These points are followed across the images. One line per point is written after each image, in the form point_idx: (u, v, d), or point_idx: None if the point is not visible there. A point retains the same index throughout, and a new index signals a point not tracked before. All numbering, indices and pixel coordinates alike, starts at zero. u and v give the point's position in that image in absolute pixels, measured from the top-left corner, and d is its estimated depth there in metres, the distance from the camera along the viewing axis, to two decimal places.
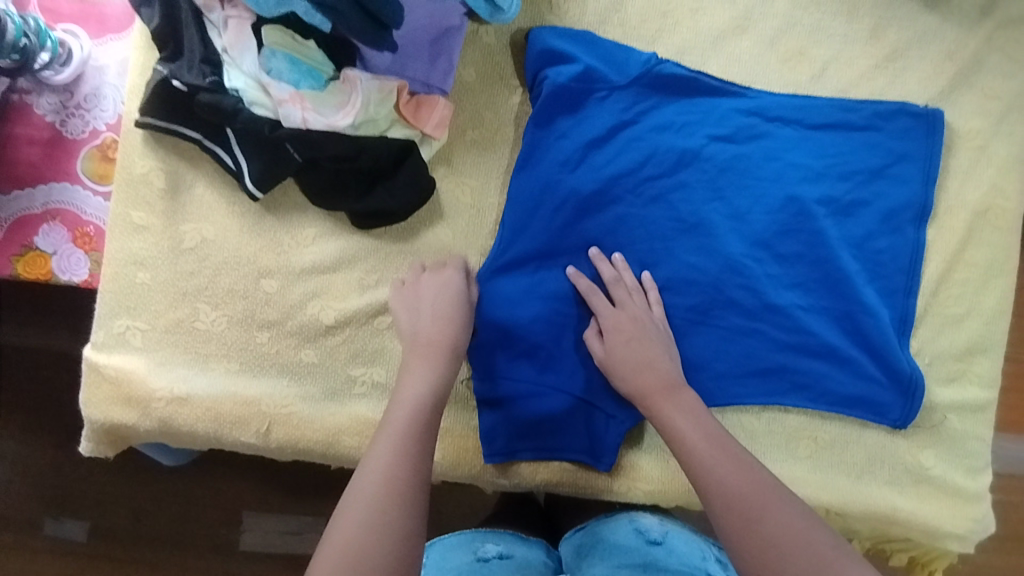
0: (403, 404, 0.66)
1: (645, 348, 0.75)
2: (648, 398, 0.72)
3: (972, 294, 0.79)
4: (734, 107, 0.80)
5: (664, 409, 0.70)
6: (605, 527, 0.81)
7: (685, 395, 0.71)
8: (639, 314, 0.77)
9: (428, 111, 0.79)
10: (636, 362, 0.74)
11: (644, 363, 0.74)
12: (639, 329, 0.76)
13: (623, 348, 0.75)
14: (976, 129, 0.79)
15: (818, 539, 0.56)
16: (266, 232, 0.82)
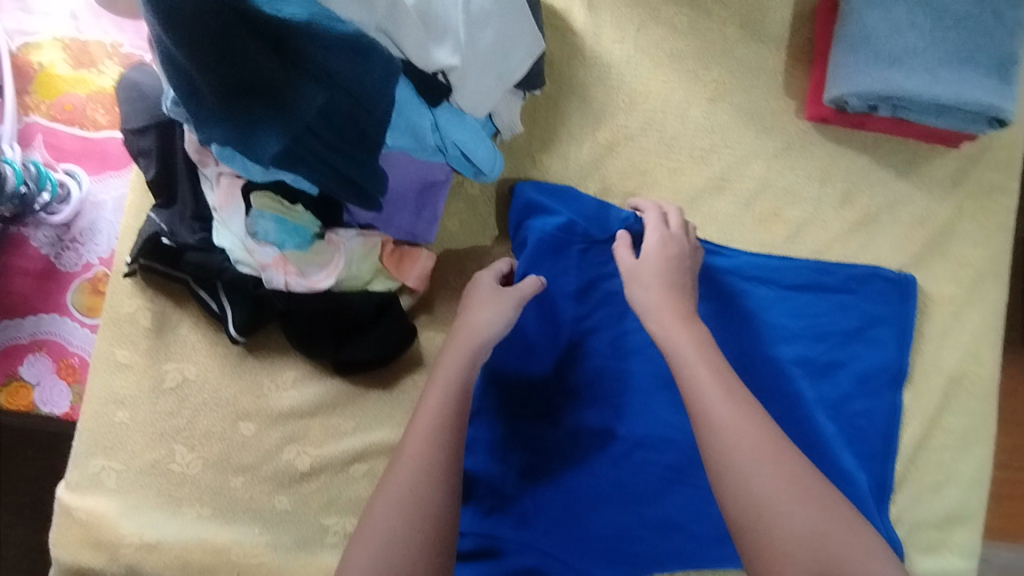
0: (427, 420, 0.65)
1: (673, 273, 0.73)
2: (662, 316, 0.69)
3: (949, 461, 0.79)
4: (712, 266, 0.82)
5: (672, 329, 0.67)
6: None
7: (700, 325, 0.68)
8: (678, 256, 0.74)
9: (410, 262, 0.81)
10: (663, 274, 0.73)
11: (670, 279, 0.72)
12: (666, 269, 0.73)
13: (659, 264, 0.73)
14: (948, 295, 0.80)
15: (846, 563, 0.52)
16: (246, 374, 0.83)
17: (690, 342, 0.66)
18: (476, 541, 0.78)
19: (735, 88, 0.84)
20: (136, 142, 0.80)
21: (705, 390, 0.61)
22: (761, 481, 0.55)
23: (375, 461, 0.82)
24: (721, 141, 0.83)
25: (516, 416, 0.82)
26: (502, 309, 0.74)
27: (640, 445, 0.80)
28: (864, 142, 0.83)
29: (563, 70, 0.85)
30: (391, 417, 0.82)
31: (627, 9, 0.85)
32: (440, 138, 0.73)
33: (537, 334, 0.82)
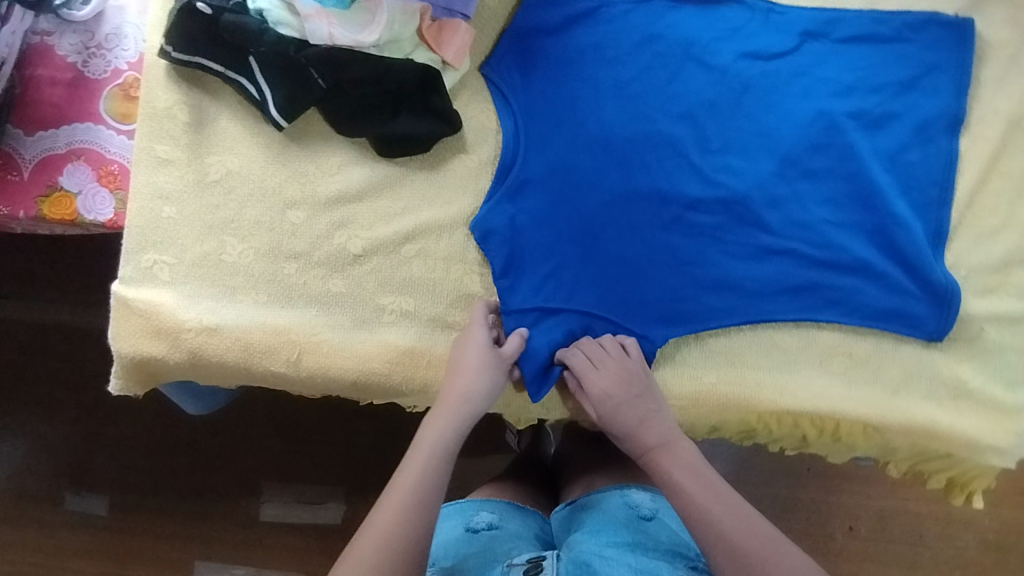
0: (403, 489, 0.65)
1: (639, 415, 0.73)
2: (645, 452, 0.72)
3: (1007, 204, 0.77)
4: (764, 24, 0.80)
5: (674, 466, 0.70)
6: (600, 499, 0.85)
7: (683, 447, 0.71)
8: (627, 386, 0.74)
9: (450, 35, 0.78)
10: (626, 416, 0.73)
11: (638, 426, 0.72)
12: (623, 404, 0.73)
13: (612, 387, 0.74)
14: (1006, 38, 0.78)
15: None
16: (290, 162, 0.82)
17: (702, 468, 0.70)
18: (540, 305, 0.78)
19: None
20: None
21: (699, 498, 0.67)
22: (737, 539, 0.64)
23: (427, 240, 0.82)
24: None
25: (563, 187, 0.80)
26: (492, 378, 0.74)
27: (689, 207, 0.79)
28: None
29: None
30: (441, 196, 0.81)
31: None
32: None
33: (581, 103, 0.80)
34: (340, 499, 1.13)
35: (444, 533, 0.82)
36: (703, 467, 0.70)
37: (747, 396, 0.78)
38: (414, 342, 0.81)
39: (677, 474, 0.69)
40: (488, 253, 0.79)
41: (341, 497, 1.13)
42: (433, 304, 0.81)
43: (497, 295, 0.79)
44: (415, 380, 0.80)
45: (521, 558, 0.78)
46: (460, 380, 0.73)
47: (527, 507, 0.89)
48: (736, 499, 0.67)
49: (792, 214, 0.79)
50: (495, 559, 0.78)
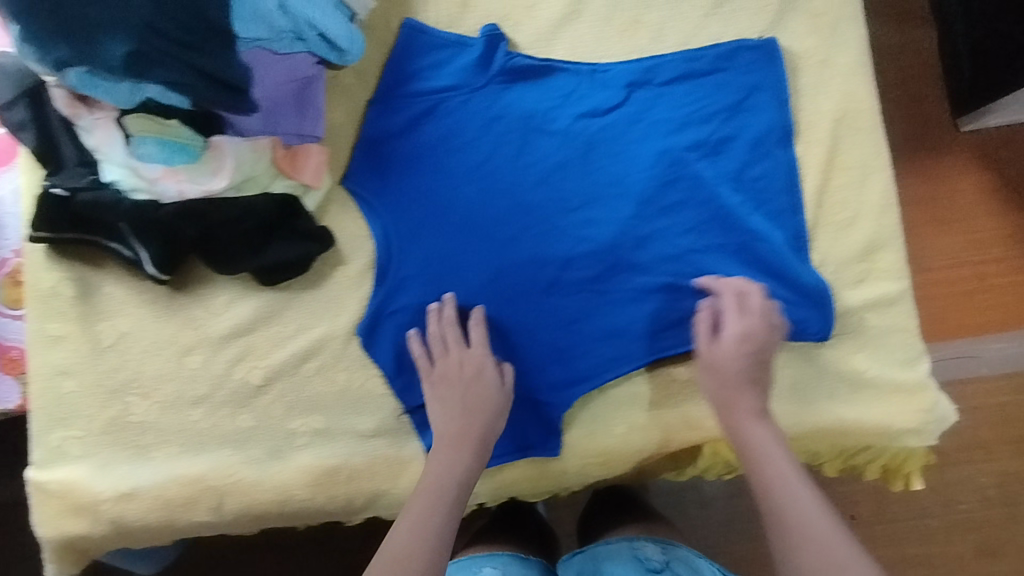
0: (410, 532, 0.69)
1: (759, 371, 0.75)
2: (732, 416, 0.74)
3: (854, 196, 0.81)
4: (591, 84, 0.84)
5: (749, 424, 0.73)
6: (609, 550, 0.88)
7: (740, 406, 0.74)
8: (756, 349, 0.75)
9: (304, 158, 0.82)
10: (731, 377, 0.75)
11: (747, 390, 0.75)
12: (742, 369, 0.75)
13: (738, 350, 0.75)
14: (813, 46, 0.83)
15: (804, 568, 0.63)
16: (179, 310, 0.84)
17: (769, 435, 0.72)
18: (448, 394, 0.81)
19: None
20: (7, 118, 0.80)
21: (769, 471, 0.69)
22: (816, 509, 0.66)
23: (325, 356, 0.83)
24: None
25: (440, 277, 0.83)
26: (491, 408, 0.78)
27: (565, 267, 0.82)
28: None
29: None
30: (330, 310, 0.83)
31: None
32: (294, 22, 0.75)
33: (441, 193, 0.84)
34: None
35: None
36: (772, 440, 0.71)
37: (660, 434, 0.80)
38: (330, 459, 0.81)
39: (757, 444, 0.71)
40: (376, 357, 0.82)
41: None
42: (342, 416, 0.82)
43: (395, 396, 0.82)
44: (339, 496, 0.81)
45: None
46: (438, 470, 0.74)
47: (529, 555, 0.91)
48: (802, 477, 0.68)
49: (661, 251, 0.82)
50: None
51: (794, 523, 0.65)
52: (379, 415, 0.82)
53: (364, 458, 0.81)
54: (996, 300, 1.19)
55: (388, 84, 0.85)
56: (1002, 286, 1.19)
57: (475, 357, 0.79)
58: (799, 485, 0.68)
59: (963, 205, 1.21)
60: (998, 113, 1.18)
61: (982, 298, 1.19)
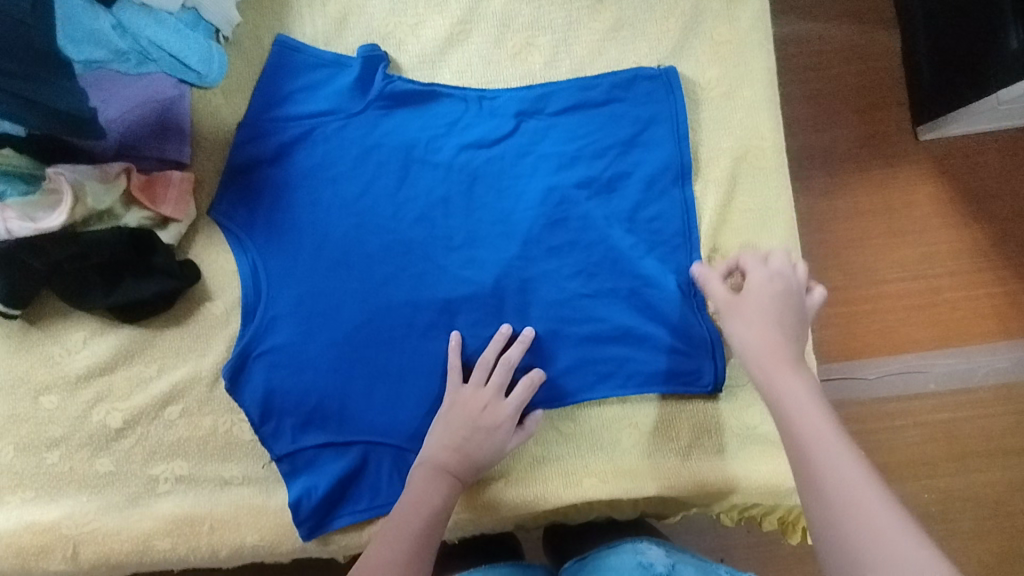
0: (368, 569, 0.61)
1: (781, 307, 0.68)
2: (766, 365, 0.64)
3: (753, 240, 0.77)
4: (478, 112, 0.79)
5: (782, 374, 0.63)
6: (610, 561, 0.75)
7: (784, 368, 0.63)
8: (789, 296, 0.69)
9: (163, 188, 0.76)
10: (765, 310, 0.68)
11: (776, 317, 0.68)
12: (777, 301, 0.68)
13: (763, 298, 0.69)
14: (714, 77, 0.78)
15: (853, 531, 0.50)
16: (34, 347, 0.79)
17: (801, 386, 0.62)
18: (318, 441, 0.77)
19: None
20: None
21: (797, 420, 0.58)
22: (822, 455, 0.55)
23: (190, 399, 0.78)
24: None
25: (312, 317, 0.78)
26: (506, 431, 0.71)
27: (444, 309, 0.77)
28: None
29: None
30: (194, 350, 0.79)
31: None
32: (136, 42, 0.73)
33: (315, 227, 0.78)
34: None
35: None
36: (804, 388, 0.61)
37: (539, 495, 0.75)
38: (193, 508, 0.77)
39: (786, 393, 0.61)
40: (242, 402, 0.77)
41: None
42: (207, 463, 0.78)
43: (263, 443, 0.78)
44: (201, 547, 0.76)
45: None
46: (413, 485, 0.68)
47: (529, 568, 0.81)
48: (836, 428, 0.57)
49: (544, 296, 0.77)
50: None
51: (829, 489, 0.53)
52: (246, 463, 0.78)
53: (229, 507, 0.77)
54: (944, 317, 1.15)
55: (259, 106, 0.79)
56: (952, 302, 1.15)
57: (490, 406, 0.72)
58: (828, 424, 0.57)
59: (917, 217, 1.15)
60: (958, 125, 1.12)
61: (936, 313, 1.14)
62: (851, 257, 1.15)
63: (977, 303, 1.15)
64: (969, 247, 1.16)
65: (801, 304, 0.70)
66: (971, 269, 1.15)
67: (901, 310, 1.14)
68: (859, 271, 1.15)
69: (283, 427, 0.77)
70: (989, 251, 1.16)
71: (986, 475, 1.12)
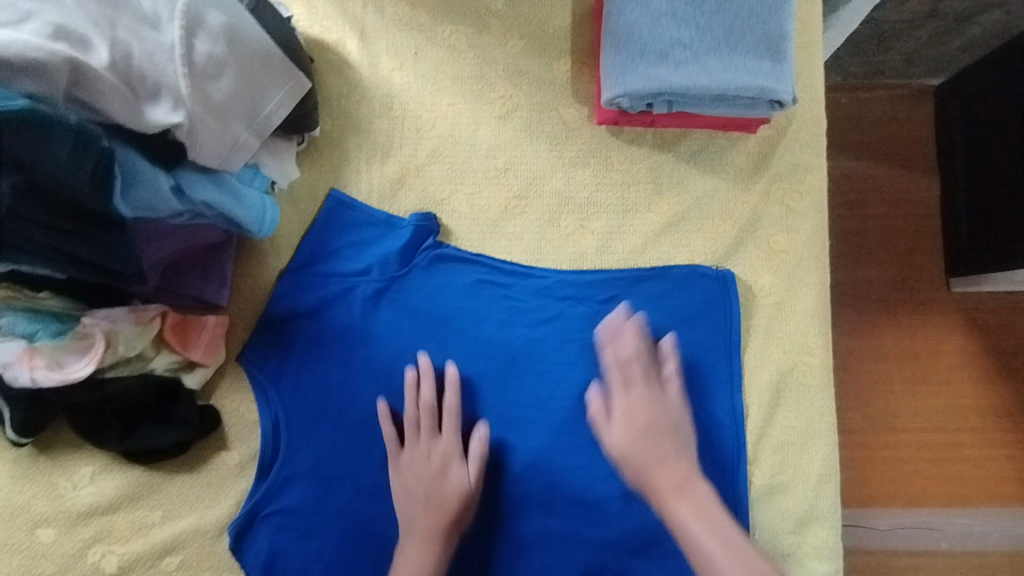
0: None
1: (653, 445, 0.68)
2: (658, 494, 0.65)
3: (793, 460, 0.74)
4: (525, 291, 0.78)
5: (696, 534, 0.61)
6: None
7: (701, 495, 0.64)
8: (654, 421, 0.69)
9: (196, 333, 0.75)
10: (636, 446, 0.68)
11: (643, 428, 0.69)
12: (647, 446, 0.67)
13: (634, 440, 0.68)
14: (768, 284, 0.77)
15: None
16: (38, 475, 0.76)
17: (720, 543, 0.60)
18: None
19: (522, 103, 0.80)
20: None
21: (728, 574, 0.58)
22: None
23: (189, 551, 0.75)
24: (517, 158, 0.80)
25: (327, 484, 0.76)
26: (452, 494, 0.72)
27: None
28: (659, 139, 0.79)
29: (343, 110, 0.81)
30: (200, 500, 0.76)
31: (403, 35, 0.82)
32: (191, 203, 0.69)
33: (347, 386, 0.77)
34: None
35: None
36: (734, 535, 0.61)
37: None
38: None
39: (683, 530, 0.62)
40: (244, 563, 0.74)
41: None
42: None
43: None
44: None
45: None
46: None
47: None
48: None
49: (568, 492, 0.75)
50: None
51: None
52: None
53: None
54: (962, 474, 1.06)
55: (304, 259, 0.78)
56: (975, 460, 1.06)
57: (445, 451, 0.73)
58: None
59: (944, 371, 1.07)
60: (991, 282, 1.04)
61: (955, 469, 1.05)
62: (872, 411, 1.08)
63: (997, 466, 1.06)
64: (997, 403, 1.07)
65: (664, 403, 0.70)
66: (997, 428, 1.06)
67: (919, 461, 1.06)
68: (879, 413, 1.07)
69: None
70: (1016, 411, 1.07)
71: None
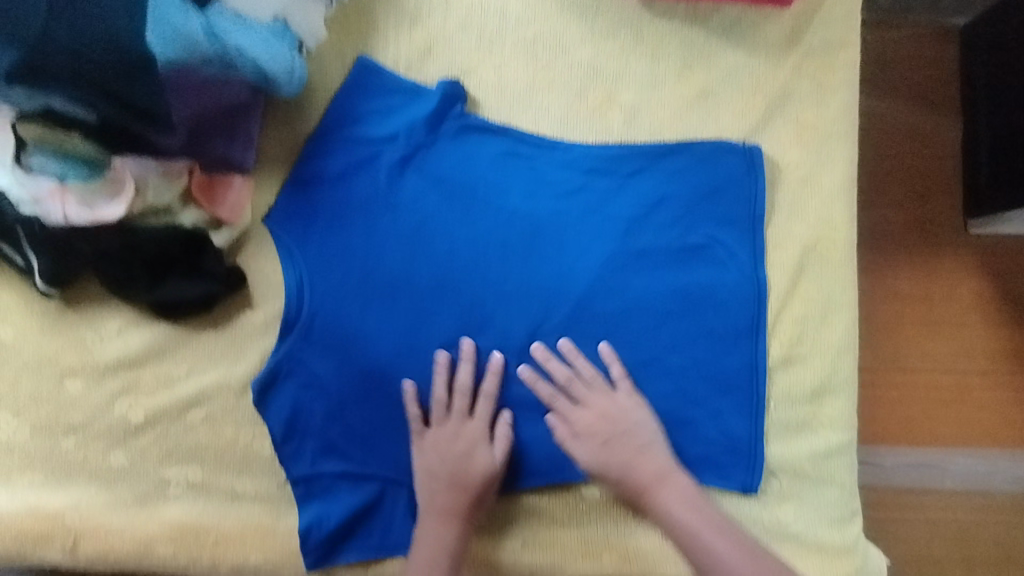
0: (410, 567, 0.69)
1: (620, 438, 0.72)
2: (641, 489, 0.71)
3: (812, 333, 0.75)
4: (551, 163, 0.78)
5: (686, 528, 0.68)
6: None
7: (674, 486, 0.71)
8: (618, 437, 0.72)
9: (222, 190, 0.76)
10: (614, 451, 0.72)
11: (608, 441, 0.72)
12: (637, 453, 0.72)
13: (600, 452, 0.72)
14: (796, 159, 0.76)
15: None
16: (66, 329, 0.77)
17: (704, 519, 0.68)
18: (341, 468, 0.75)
19: None
20: None
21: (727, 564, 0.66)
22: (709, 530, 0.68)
23: (214, 405, 0.77)
24: (546, 30, 0.79)
25: (351, 348, 0.76)
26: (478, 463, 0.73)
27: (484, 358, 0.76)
28: (691, 12, 0.78)
29: None
30: (226, 357, 0.77)
31: None
32: (219, 44, 0.67)
33: (369, 252, 0.77)
34: None
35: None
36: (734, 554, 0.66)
37: (555, 562, 0.74)
38: (200, 517, 0.75)
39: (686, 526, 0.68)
40: (267, 419, 0.76)
41: None
42: (222, 474, 0.76)
43: (280, 463, 0.76)
44: (202, 559, 0.75)
45: None
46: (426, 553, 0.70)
47: None
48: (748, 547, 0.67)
49: (568, 409, 0.74)
50: None
51: None
52: (260, 479, 0.76)
53: (237, 523, 0.75)
54: (964, 415, 1.03)
55: (329, 125, 0.78)
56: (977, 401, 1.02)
57: (403, 433, 0.75)
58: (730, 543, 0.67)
59: (953, 313, 1.03)
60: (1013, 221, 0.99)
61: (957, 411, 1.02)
62: (882, 340, 1.03)
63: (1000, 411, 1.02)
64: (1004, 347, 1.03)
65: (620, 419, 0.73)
66: (1009, 372, 1.02)
67: (921, 402, 1.02)
68: (886, 353, 1.03)
69: (303, 452, 0.76)
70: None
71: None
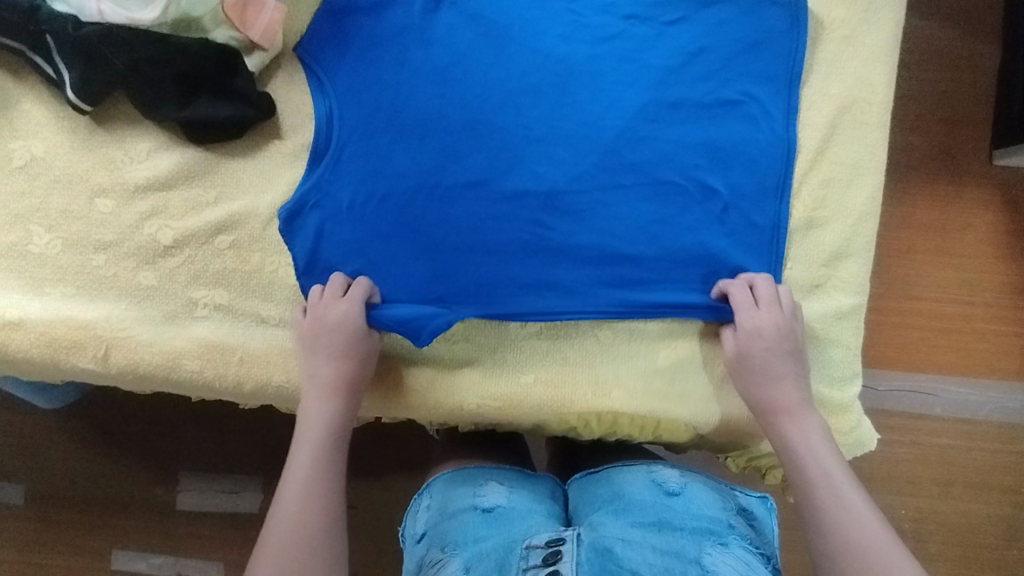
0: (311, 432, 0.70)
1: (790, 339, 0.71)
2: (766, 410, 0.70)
3: (837, 195, 0.76)
4: (590, 7, 0.78)
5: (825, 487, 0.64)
6: (623, 477, 0.75)
7: (808, 421, 0.68)
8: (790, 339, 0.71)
9: (256, 13, 0.74)
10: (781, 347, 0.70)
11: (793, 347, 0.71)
12: (778, 358, 0.70)
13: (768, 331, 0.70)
14: (839, 19, 0.76)
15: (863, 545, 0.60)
16: (96, 147, 0.78)
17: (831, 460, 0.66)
18: None
19: None
20: None
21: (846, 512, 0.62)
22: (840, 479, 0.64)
23: (241, 232, 0.78)
24: None
25: (375, 179, 0.76)
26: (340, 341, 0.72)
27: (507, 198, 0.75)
28: None
29: None
30: (255, 183, 0.78)
31: None
32: None
33: (401, 85, 0.77)
34: (256, 489, 1.06)
35: (450, 505, 0.74)
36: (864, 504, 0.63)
37: (562, 398, 0.75)
38: (226, 337, 0.78)
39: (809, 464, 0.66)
40: (292, 247, 0.76)
41: (259, 487, 1.06)
42: (248, 298, 0.78)
43: (302, 292, 0.78)
44: (227, 376, 0.78)
45: (541, 539, 0.66)
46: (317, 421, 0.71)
47: (535, 475, 0.80)
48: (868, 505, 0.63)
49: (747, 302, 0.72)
50: (511, 540, 0.67)
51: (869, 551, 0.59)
52: (284, 306, 0.78)
53: (261, 345, 0.78)
54: (964, 343, 1.06)
55: None
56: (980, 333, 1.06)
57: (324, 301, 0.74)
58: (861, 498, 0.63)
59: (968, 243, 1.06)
60: None
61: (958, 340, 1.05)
62: (897, 265, 1.06)
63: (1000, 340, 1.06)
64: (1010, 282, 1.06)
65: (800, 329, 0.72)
66: (1009, 303, 1.06)
67: (927, 332, 1.06)
68: (904, 273, 1.06)
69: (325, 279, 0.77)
70: None
71: (976, 502, 1.04)
